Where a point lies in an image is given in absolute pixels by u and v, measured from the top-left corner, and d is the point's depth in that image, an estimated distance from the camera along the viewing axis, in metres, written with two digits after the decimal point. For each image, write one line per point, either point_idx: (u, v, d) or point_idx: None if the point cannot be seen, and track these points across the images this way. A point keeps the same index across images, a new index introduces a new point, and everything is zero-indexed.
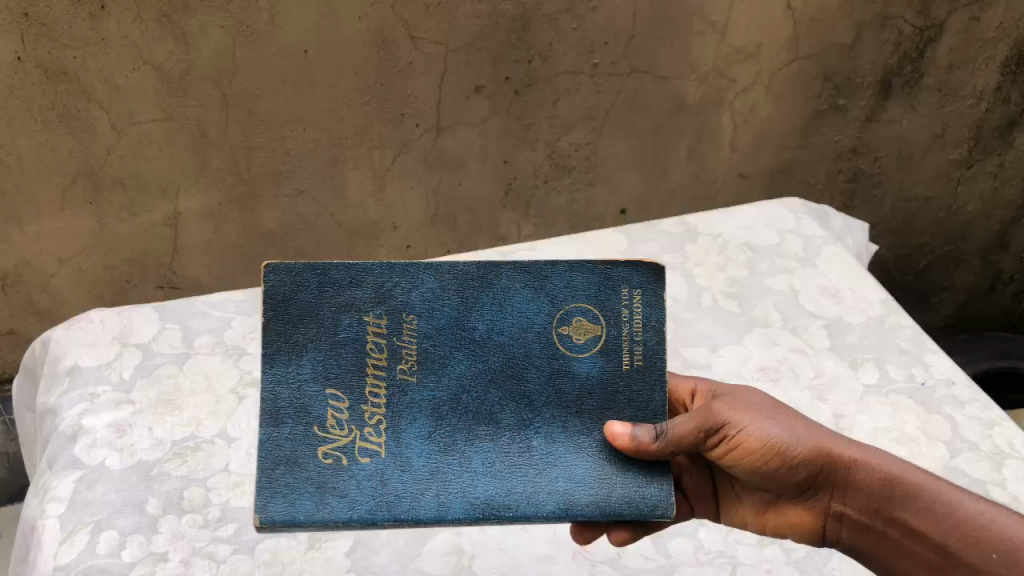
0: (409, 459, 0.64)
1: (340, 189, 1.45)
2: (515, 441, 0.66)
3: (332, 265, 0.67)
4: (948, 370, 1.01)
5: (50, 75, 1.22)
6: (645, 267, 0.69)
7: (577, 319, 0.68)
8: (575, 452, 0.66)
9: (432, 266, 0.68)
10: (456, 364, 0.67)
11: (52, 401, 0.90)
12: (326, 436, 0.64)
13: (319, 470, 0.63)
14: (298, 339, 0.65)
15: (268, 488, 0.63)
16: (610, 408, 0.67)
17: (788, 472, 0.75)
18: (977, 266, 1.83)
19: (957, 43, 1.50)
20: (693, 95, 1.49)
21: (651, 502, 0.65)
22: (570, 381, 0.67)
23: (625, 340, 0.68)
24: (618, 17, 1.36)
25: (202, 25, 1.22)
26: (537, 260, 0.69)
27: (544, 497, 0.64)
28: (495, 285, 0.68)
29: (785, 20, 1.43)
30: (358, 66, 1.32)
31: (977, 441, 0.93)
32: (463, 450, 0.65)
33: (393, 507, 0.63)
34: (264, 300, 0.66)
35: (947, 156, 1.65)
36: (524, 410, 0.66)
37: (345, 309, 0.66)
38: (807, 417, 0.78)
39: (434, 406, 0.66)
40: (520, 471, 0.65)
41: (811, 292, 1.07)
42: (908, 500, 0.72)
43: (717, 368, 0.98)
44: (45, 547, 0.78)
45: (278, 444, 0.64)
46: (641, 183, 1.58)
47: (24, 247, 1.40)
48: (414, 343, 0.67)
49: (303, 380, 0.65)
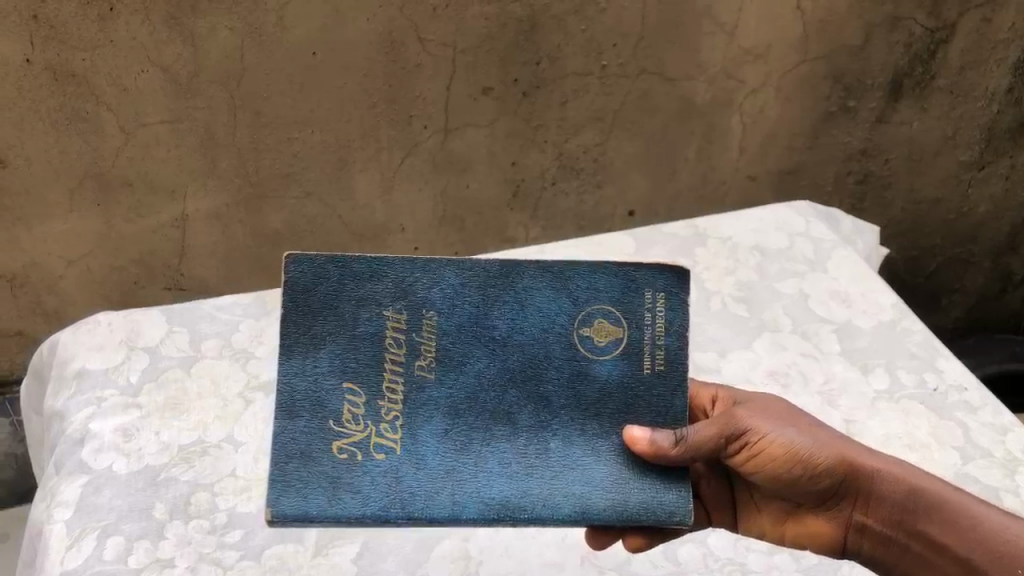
0: (424, 457, 0.64)
1: (347, 191, 1.44)
2: (532, 442, 0.65)
3: (354, 259, 0.67)
4: (960, 374, 0.99)
5: (58, 77, 1.22)
6: (668, 272, 0.69)
7: (599, 320, 0.68)
8: (593, 456, 0.65)
9: (455, 263, 0.68)
10: (475, 362, 0.66)
11: (59, 404, 0.90)
12: (341, 430, 0.64)
13: (333, 465, 0.63)
14: (316, 332, 0.66)
15: (280, 481, 0.62)
16: (629, 412, 0.66)
17: (810, 480, 0.75)
18: (988, 268, 1.81)
19: (969, 44, 1.49)
20: (702, 97, 1.48)
21: (669, 508, 0.65)
22: (590, 383, 0.67)
23: (646, 344, 0.68)
24: (627, 18, 1.35)
25: (211, 27, 1.22)
26: (560, 261, 0.70)
27: (560, 499, 0.64)
28: (516, 284, 0.68)
29: (795, 21, 1.42)
30: (366, 67, 1.31)
31: (989, 448, 0.92)
32: (480, 450, 0.64)
33: (406, 505, 0.62)
34: (285, 290, 0.66)
35: (958, 158, 1.64)
36: (543, 410, 0.66)
37: (365, 304, 0.67)
38: (827, 425, 0.78)
39: (452, 404, 0.65)
40: (536, 472, 0.64)
41: (821, 295, 1.07)
42: (931, 512, 0.73)
43: (727, 373, 0.98)
44: (52, 552, 0.78)
45: (292, 436, 0.63)
46: (649, 185, 1.57)
47: (32, 248, 1.40)
48: (433, 340, 0.66)
49: (320, 374, 0.65)
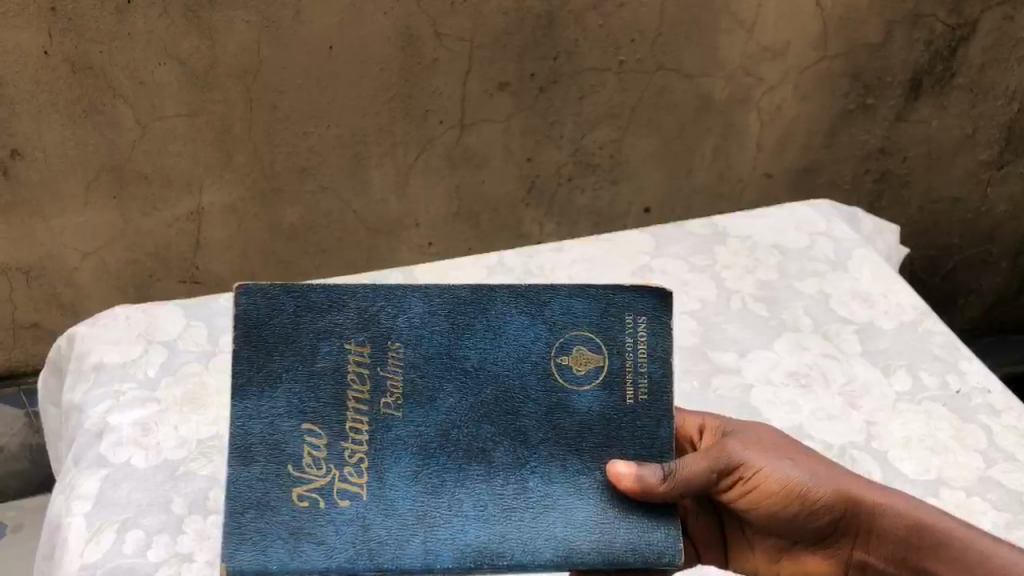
0: (394, 501, 0.62)
1: (362, 185, 1.44)
2: (509, 481, 0.64)
3: (309, 288, 0.66)
4: (983, 378, 0.98)
5: (76, 70, 1.22)
6: (651, 294, 0.68)
7: (577, 348, 0.66)
8: (575, 494, 0.64)
9: (423, 290, 0.67)
10: (446, 396, 0.65)
11: (77, 399, 0.90)
12: (302, 476, 0.62)
13: (294, 514, 0.61)
14: (272, 368, 0.64)
15: (236, 534, 0.60)
16: (613, 445, 0.65)
17: (809, 517, 0.73)
18: (1006, 268, 1.79)
19: (990, 43, 1.48)
20: (719, 94, 1.47)
21: (657, 549, 0.63)
22: (569, 415, 0.65)
23: (628, 371, 0.66)
24: (645, 14, 1.35)
25: (228, 21, 1.22)
26: (533, 286, 0.69)
27: (541, 544, 0.62)
28: (488, 312, 0.67)
29: (815, 18, 1.41)
30: (382, 62, 1.31)
31: (1013, 451, 0.91)
32: (452, 492, 0.63)
33: (375, 554, 0.60)
34: (236, 325, 0.64)
35: (977, 157, 1.62)
36: (519, 447, 0.64)
37: (326, 336, 0.65)
38: (825, 457, 0.76)
39: (422, 442, 0.64)
40: (513, 516, 0.63)
41: (842, 296, 1.05)
42: (936, 547, 0.72)
43: (747, 373, 0.97)
44: (71, 546, 0.78)
45: (247, 485, 0.62)
46: (665, 183, 1.56)
47: (48, 241, 1.40)
48: (400, 373, 0.65)
49: (277, 415, 0.63)
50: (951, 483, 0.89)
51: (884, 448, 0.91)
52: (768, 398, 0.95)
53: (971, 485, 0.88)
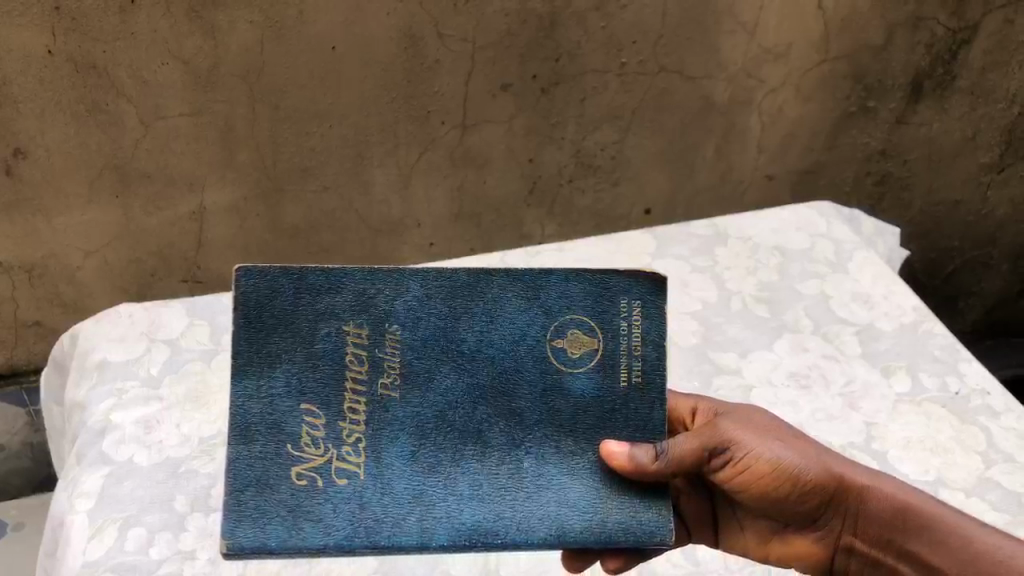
0: (391, 481, 0.62)
1: (365, 185, 1.44)
2: (504, 462, 0.64)
3: (309, 271, 0.66)
4: (982, 379, 0.99)
5: (80, 68, 1.22)
6: (646, 280, 0.68)
7: (573, 331, 0.67)
8: (569, 475, 0.64)
9: (421, 273, 0.67)
10: (443, 378, 0.65)
11: (80, 396, 0.90)
12: (301, 455, 0.62)
13: (293, 493, 0.61)
14: (272, 349, 0.64)
15: (236, 512, 0.61)
16: (607, 427, 0.66)
17: (798, 498, 0.73)
18: (1006, 271, 1.79)
19: (992, 45, 1.49)
20: (722, 96, 1.47)
21: (649, 529, 0.63)
22: (564, 398, 0.66)
23: (622, 356, 0.67)
24: (648, 15, 1.35)
25: (231, 21, 1.22)
26: (531, 270, 0.69)
27: (536, 522, 0.62)
28: (485, 295, 0.67)
29: (817, 20, 1.42)
30: (386, 63, 1.31)
31: (1012, 453, 0.91)
32: (449, 472, 0.63)
33: (371, 533, 0.61)
34: (235, 305, 0.64)
35: (978, 159, 1.63)
36: (514, 428, 0.65)
37: (324, 318, 0.65)
38: (814, 440, 0.76)
39: (420, 423, 0.64)
40: (508, 495, 0.63)
41: (843, 297, 1.06)
42: (920, 530, 0.71)
43: (748, 373, 0.97)
44: (75, 543, 0.79)
45: (246, 464, 0.62)
46: (666, 184, 1.57)
47: (50, 239, 1.40)
48: (398, 355, 0.65)
49: (276, 395, 0.63)
50: (951, 484, 0.89)
51: (885, 449, 0.91)
52: (769, 398, 0.95)
53: (970, 486, 0.89)
